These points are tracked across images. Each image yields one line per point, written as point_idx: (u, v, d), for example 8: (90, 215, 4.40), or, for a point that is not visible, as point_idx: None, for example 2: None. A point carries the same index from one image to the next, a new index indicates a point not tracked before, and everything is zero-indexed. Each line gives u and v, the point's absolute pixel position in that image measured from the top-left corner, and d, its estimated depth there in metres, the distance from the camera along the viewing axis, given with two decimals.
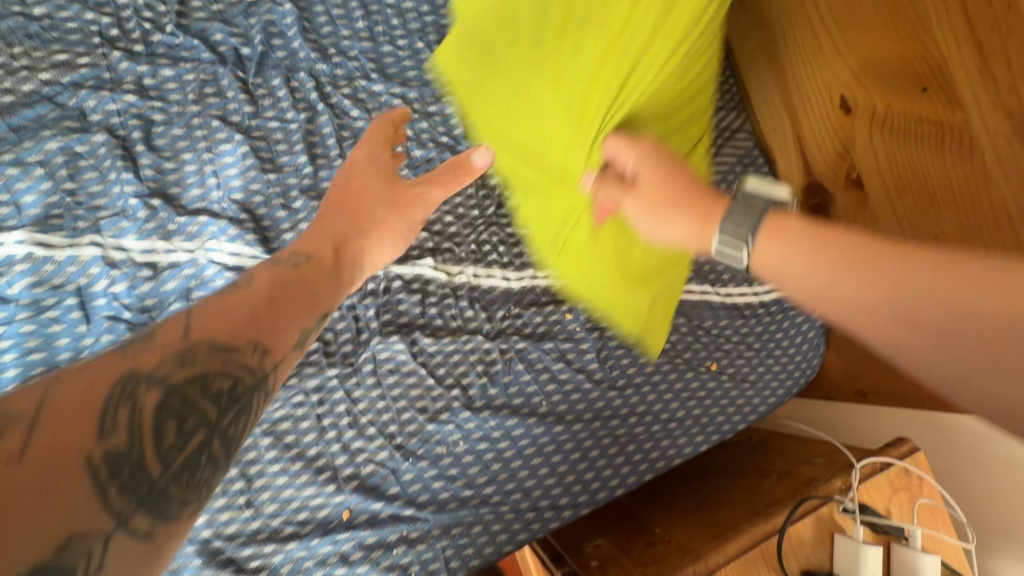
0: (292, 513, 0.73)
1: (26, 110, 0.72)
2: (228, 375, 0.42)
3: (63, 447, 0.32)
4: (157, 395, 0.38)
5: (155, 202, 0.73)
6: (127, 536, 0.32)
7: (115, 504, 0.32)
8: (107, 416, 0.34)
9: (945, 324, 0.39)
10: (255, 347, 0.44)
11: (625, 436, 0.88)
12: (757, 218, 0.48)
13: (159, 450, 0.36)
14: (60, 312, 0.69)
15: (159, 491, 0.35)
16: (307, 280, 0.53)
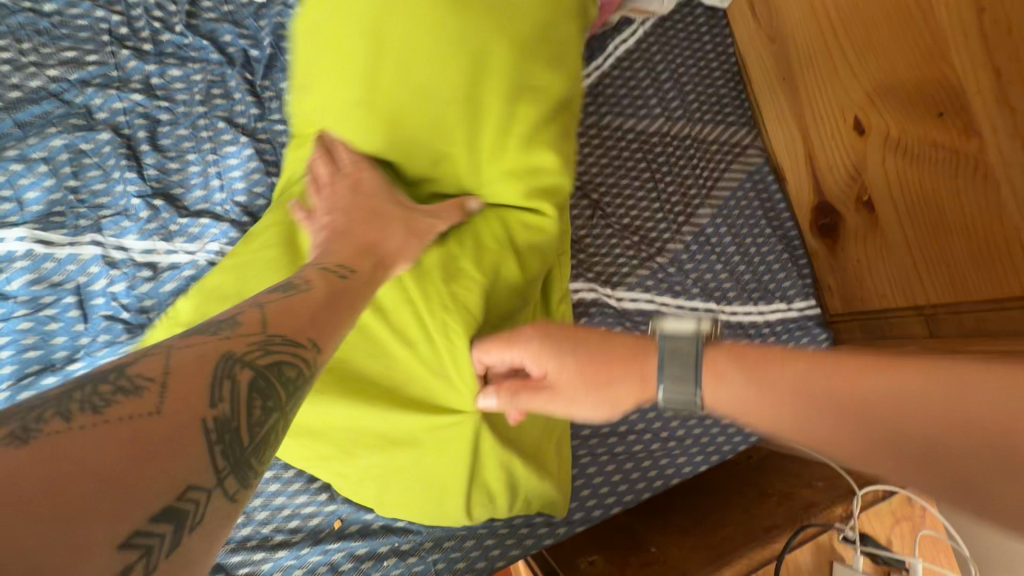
0: (283, 520, 0.72)
1: (33, 106, 0.72)
2: (296, 363, 0.40)
3: (180, 410, 0.31)
4: (250, 373, 0.36)
5: (158, 202, 0.73)
6: (221, 495, 0.31)
7: (218, 463, 0.31)
8: (212, 387, 0.34)
9: (897, 444, 0.38)
10: (313, 345, 0.43)
11: (623, 453, 0.87)
12: (696, 366, 0.49)
13: (249, 422, 0.34)
14: (58, 310, 0.68)
15: (246, 458, 0.33)
16: (354, 291, 0.53)
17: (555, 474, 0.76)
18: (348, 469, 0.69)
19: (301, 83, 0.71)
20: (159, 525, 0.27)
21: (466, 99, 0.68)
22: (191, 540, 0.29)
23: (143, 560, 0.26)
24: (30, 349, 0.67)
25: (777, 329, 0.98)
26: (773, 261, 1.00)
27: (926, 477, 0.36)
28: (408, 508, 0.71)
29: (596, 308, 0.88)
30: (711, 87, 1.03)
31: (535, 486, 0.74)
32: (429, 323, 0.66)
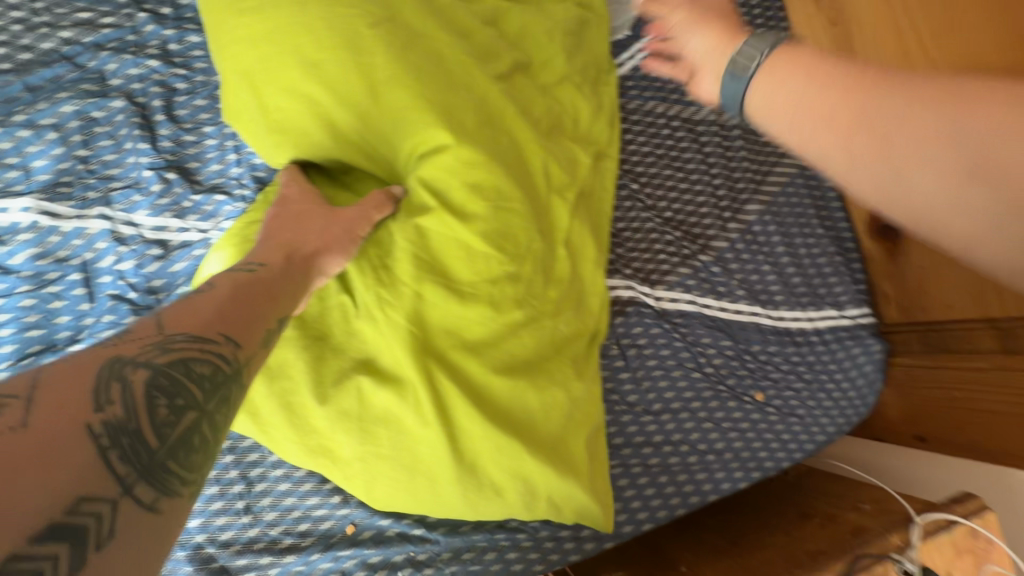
0: (292, 523, 0.67)
1: (44, 69, 0.67)
2: (207, 359, 0.38)
3: (57, 419, 0.29)
4: (148, 374, 0.34)
5: (171, 176, 0.68)
6: (131, 502, 0.29)
7: (118, 471, 0.29)
8: (100, 393, 0.31)
9: (934, 157, 0.35)
10: (227, 340, 0.40)
11: (658, 466, 0.80)
12: (768, 49, 0.45)
13: (155, 426, 0.32)
14: (62, 288, 0.64)
15: (158, 463, 0.31)
16: (267, 283, 0.48)
17: (586, 472, 0.66)
18: (332, 468, 0.61)
19: (217, 44, 0.62)
20: (58, 535, 0.25)
21: (437, 51, 0.60)
22: (114, 550, 0.27)
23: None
24: (32, 328, 0.62)
25: (828, 338, 0.90)
26: (825, 264, 0.92)
27: (964, 201, 0.34)
28: (406, 502, 0.62)
29: (634, 308, 0.82)
30: None
31: (556, 484, 0.64)
32: (424, 286, 0.58)
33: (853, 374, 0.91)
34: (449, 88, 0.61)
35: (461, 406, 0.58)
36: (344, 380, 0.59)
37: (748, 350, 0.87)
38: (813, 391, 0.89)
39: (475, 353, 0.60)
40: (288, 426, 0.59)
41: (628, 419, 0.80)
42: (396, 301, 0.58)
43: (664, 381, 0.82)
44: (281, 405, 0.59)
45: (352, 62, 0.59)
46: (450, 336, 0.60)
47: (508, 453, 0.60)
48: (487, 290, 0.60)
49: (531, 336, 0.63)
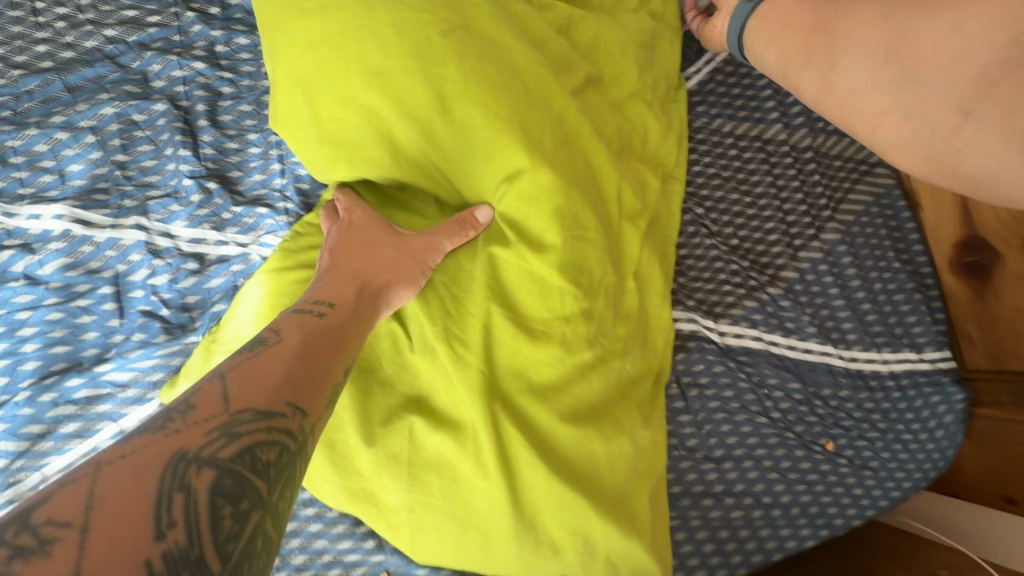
0: (322, 568, 0.61)
1: (85, 69, 0.64)
2: (273, 443, 0.36)
3: (114, 555, 0.27)
4: (211, 475, 0.32)
5: (212, 185, 0.63)
6: None
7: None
8: (162, 509, 0.30)
9: (895, 115, 0.58)
10: (295, 411, 0.39)
11: (718, 519, 0.73)
12: None
13: (219, 542, 0.30)
14: (91, 302, 0.59)
15: None
16: (335, 328, 0.46)
17: (649, 530, 0.61)
18: (377, 514, 0.59)
19: (273, 52, 0.59)
20: None
21: (506, 61, 0.57)
22: None
23: None
24: (58, 344, 0.58)
25: (905, 385, 0.82)
26: (902, 302, 0.84)
27: (888, 80, 0.58)
28: (448, 555, 0.60)
29: (697, 344, 0.75)
30: None
31: (617, 544, 0.59)
32: (495, 323, 0.57)
33: (934, 424, 0.82)
34: (523, 104, 0.57)
35: (524, 452, 0.56)
36: (395, 421, 0.58)
37: (818, 393, 0.79)
38: (888, 442, 0.81)
39: (541, 398, 0.58)
40: (330, 466, 0.58)
41: (686, 466, 0.73)
42: (466, 337, 0.57)
43: (726, 425, 0.75)
44: (324, 444, 0.58)
45: (417, 73, 0.55)
46: (517, 378, 0.58)
47: (570, 506, 0.57)
48: (558, 330, 0.58)
49: (599, 379, 0.60)
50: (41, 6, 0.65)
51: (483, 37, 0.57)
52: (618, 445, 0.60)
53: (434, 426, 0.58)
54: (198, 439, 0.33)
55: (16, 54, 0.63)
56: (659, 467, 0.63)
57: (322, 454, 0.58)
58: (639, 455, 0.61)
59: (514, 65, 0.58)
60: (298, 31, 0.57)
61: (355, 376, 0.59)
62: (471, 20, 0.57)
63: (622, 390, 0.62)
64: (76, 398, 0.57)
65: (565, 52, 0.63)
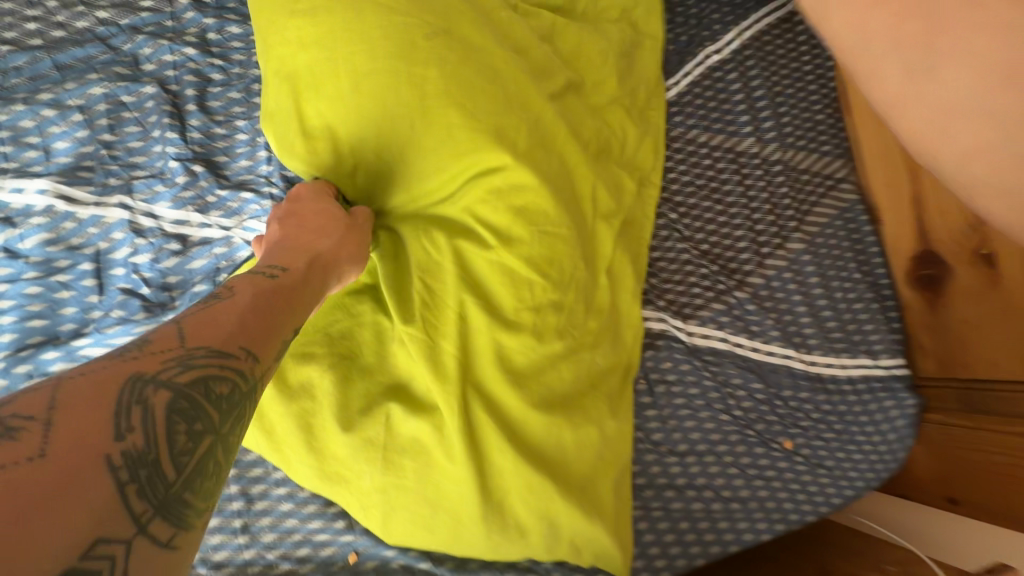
0: (292, 546, 0.63)
1: (75, 48, 0.65)
2: (228, 378, 0.37)
3: (76, 449, 0.28)
4: (167, 396, 0.33)
5: (198, 168, 0.65)
6: (149, 543, 0.29)
7: (136, 508, 0.29)
8: (120, 417, 0.31)
9: None
10: (247, 355, 0.39)
11: (679, 510, 0.76)
12: None
13: (173, 452, 0.32)
14: (71, 277, 0.60)
15: (176, 497, 0.31)
16: (287, 293, 0.47)
17: (611, 515, 0.64)
18: (350, 495, 0.61)
19: (267, 47, 0.61)
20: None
21: (486, 65, 0.61)
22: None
23: None
24: (35, 318, 0.59)
25: (861, 389, 0.86)
26: (861, 311, 0.88)
27: None
28: (418, 538, 0.61)
29: (665, 342, 0.78)
30: (807, 110, 0.93)
31: (580, 526, 0.62)
32: (468, 314, 0.59)
33: (887, 427, 0.86)
34: (498, 104, 0.60)
35: (494, 436, 0.59)
36: (373, 407, 0.60)
37: (778, 394, 0.83)
38: (843, 442, 0.85)
39: (514, 386, 0.60)
40: (305, 448, 0.60)
41: (651, 458, 0.76)
42: (446, 328, 0.59)
43: (690, 420, 0.78)
44: (300, 426, 0.60)
45: (402, 73, 0.58)
46: (494, 366, 0.60)
47: (538, 494, 0.60)
48: (532, 321, 0.61)
49: (569, 369, 0.63)
50: None
51: (466, 42, 0.61)
52: (583, 434, 0.62)
53: (407, 409, 0.59)
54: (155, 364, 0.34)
55: (7, 30, 0.64)
56: (622, 460, 0.66)
57: (299, 434, 0.60)
58: (604, 444, 0.64)
59: (492, 68, 0.61)
60: (291, 32, 0.59)
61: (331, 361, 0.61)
62: (456, 25, 0.61)
63: (592, 381, 0.65)
64: (51, 371, 0.58)
65: (545, 59, 0.67)
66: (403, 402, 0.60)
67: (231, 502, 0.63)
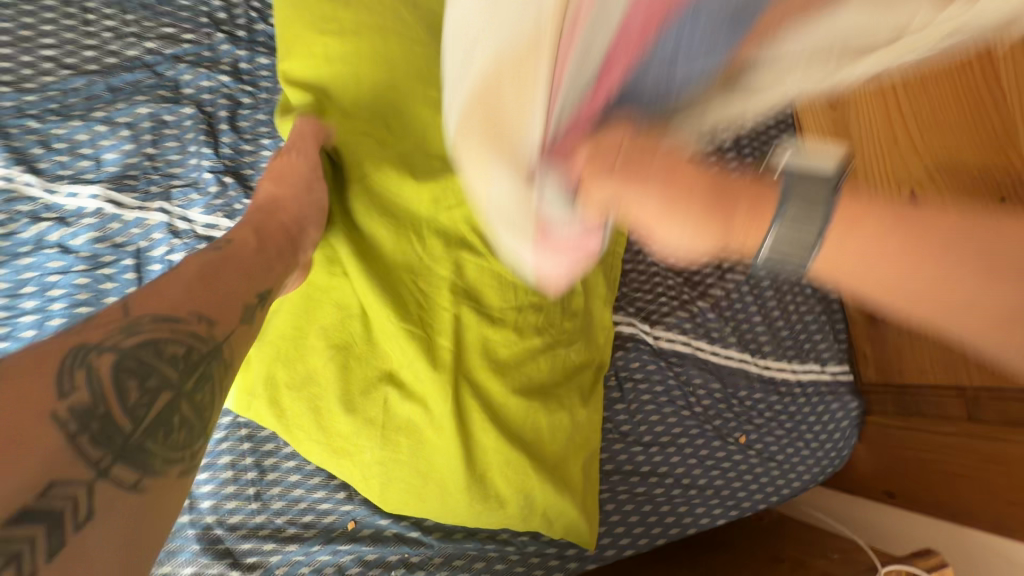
0: (298, 513, 0.71)
1: (126, 74, 0.74)
2: (180, 341, 0.43)
3: (26, 406, 0.33)
4: (112, 358, 0.38)
5: (228, 179, 0.74)
6: (116, 484, 0.34)
7: (91, 455, 0.34)
8: (64, 379, 0.35)
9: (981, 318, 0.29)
10: (200, 318, 0.46)
11: (643, 494, 0.85)
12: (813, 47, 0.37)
13: (126, 407, 0.37)
14: (115, 271, 0.69)
15: (134, 445, 0.36)
16: (237, 263, 0.54)
17: (580, 491, 0.73)
18: (353, 469, 0.69)
19: (288, 52, 0.72)
20: (34, 521, 0.29)
21: None
22: (101, 521, 0.32)
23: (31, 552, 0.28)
24: (82, 305, 0.67)
25: (810, 391, 0.97)
26: (811, 322, 0.99)
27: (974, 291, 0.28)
28: (410, 505, 0.70)
29: (634, 344, 0.88)
30: (766, 142, 1.05)
31: (553, 498, 0.71)
32: (459, 312, 0.70)
33: (832, 426, 0.96)
34: None
35: (479, 420, 0.68)
36: (372, 391, 0.69)
37: (735, 394, 0.93)
38: (793, 438, 0.94)
39: (499, 375, 0.70)
40: (313, 428, 0.68)
41: (618, 447, 0.86)
42: (441, 326, 0.69)
43: (654, 414, 0.88)
44: (311, 409, 0.68)
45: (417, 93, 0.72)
46: (482, 358, 0.70)
47: (517, 469, 0.69)
48: (513, 317, 0.72)
49: (547, 362, 0.73)
50: (91, 18, 0.76)
51: None
52: (556, 420, 0.72)
53: (403, 395, 0.69)
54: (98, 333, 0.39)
55: (67, 56, 0.73)
56: (591, 448, 0.75)
57: (309, 415, 0.68)
58: (573, 433, 0.73)
59: None
60: (318, 44, 0.71)
61: (335, 353, 0.69)
62: None
63: (566, 374, 0.75)
64: None
65: None
66: (402, 388, 0.69)
67: (245, 473, 0.71)
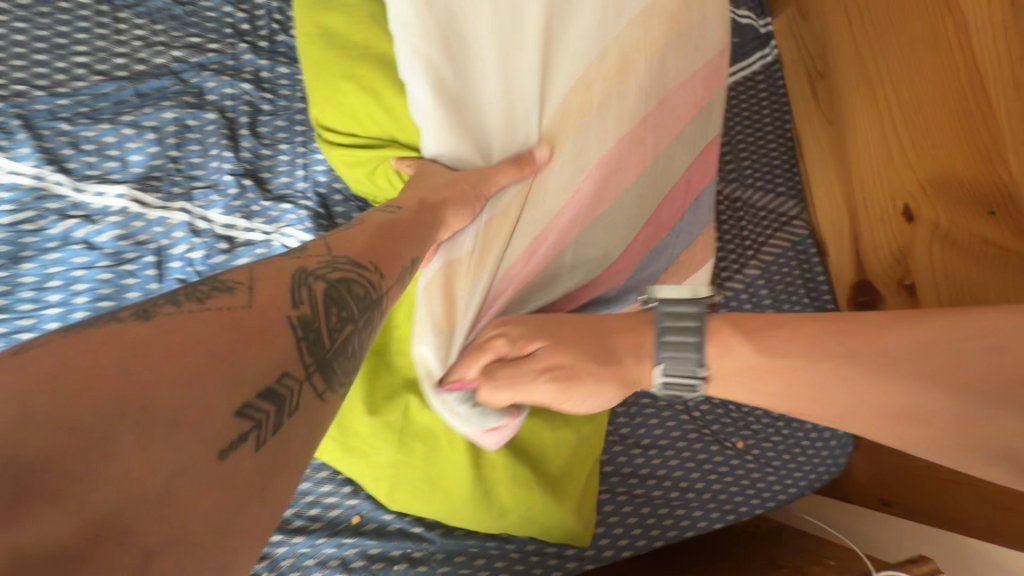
0: (304, 506, 0.73)
1: (153, 80, 0.78)
2: (361, 282, 0.46)
3: (269, 309, 0.36)
4: (323, 286, 0.42)
5: (247, 182, 0.77)
6: (315, 394, 0.37)
7: (307, 358, 0.37)
8: (294, 296, 0.39)
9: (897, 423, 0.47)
10: (377, 270, 0.49)
11: (641, 497, 0.87)
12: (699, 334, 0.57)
13: (328, 328, 0.40)
14: (137, 267, 0.72)
15: (330, 359, 0.39)
16: (402, 224, 0.57)
17: (577, 501, 0.76)
18: (365, 467, 0.71)
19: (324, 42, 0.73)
20: (265, 403, 0.32)
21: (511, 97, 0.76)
22: (292, 425, 0.34)
23: (258, 431, 0.31)
24: (104, 299, 0.70)
25: None
26: None
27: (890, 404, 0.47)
28: (416, 506, 0.72)
29: None
30: (765, 156, 1.08)
31: (550, 511, 0.74)
32: None
33: (828, 434, 0.98)
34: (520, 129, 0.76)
35: None
36: (394, 397, 0.71)
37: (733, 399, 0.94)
38: (789, 445, 0.96)
39: None
40: (334, 424, 0.70)
41: (617, 449, 0.88)
42: None
43: (652, 418, 0.90)
44: None
45: None
46: None
47: (520, 480, 0.72)
48: None
49: None
50: (121, 27, 0.80)
51: None
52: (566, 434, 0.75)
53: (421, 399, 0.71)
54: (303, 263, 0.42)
55: (98, 63, 0.77)
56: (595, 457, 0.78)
57: None
58: (580, 447, 0.76)
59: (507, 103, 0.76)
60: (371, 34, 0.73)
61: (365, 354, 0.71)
62: None
63: None
64: None
65: None
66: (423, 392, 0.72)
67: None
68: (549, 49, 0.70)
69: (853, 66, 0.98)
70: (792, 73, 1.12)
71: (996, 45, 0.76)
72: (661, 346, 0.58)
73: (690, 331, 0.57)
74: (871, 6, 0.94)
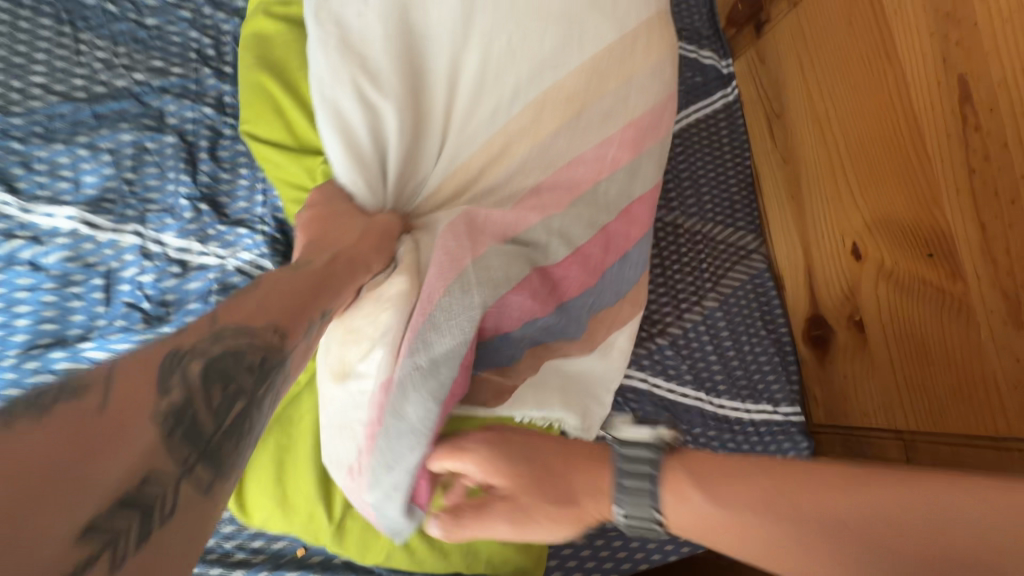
0: (247, 538, 0.72)
1: (112, 102, 0.78)
2: (257, 349, 0.45)
3: (128, 404, 0.34)
4: (200, 365, 0.40)
5: (203, 207, 0.77)
6: (191, 487, 0.35)
7: (180, 454, 0.35)
8: (161, 382, 0.37)
9: None
10: (275, 330, 0.48)
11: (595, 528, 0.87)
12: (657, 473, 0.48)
13: (210, 407, 0.39)
14: (84, 290, 0.71)
15: (212, 447, 0.37)
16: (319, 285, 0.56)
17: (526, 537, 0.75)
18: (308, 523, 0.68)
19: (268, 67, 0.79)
20: (113, 521, 0.30)
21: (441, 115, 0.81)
22: (166, 531, 0.32)
23: (108, 550, 0.29)
24: (47, 320, 0.69)
25: (762, 430, 1.00)
26: (764, 362, 1.03)
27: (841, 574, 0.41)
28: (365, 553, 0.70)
29: None
30: (724, 191, 1.11)
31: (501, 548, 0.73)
32: None
33: None
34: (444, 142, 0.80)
35: None
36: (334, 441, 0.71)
37: (689, 430, 0.95)
38: None
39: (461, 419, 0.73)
40: (273, 479, 0.69)
41: None
42: None
43: None
44: (273, 459, 0.69)
45: None
46: None
47: None
48: None
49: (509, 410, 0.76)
50: (82, 48, 0.80)
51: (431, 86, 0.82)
52: None
53: None
54: (188, 340, 0.41)
55: (56, 84, 0.77)
56: None
57: (270, 463, 0.69)
58: None
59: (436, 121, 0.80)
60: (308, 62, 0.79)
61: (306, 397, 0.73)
62: None
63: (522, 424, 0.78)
64: (55, 367, 0.67)
65: None
66: None
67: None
68: (467, 91, 0.73)
69: (807, 111, 1.03)
70: (751, 113, 1.17)
71: (930, 96, 0.81)
72: (620, 491, 0.49)
73: (648, 483, 0.48)
74: (822, 57, 0.99)
